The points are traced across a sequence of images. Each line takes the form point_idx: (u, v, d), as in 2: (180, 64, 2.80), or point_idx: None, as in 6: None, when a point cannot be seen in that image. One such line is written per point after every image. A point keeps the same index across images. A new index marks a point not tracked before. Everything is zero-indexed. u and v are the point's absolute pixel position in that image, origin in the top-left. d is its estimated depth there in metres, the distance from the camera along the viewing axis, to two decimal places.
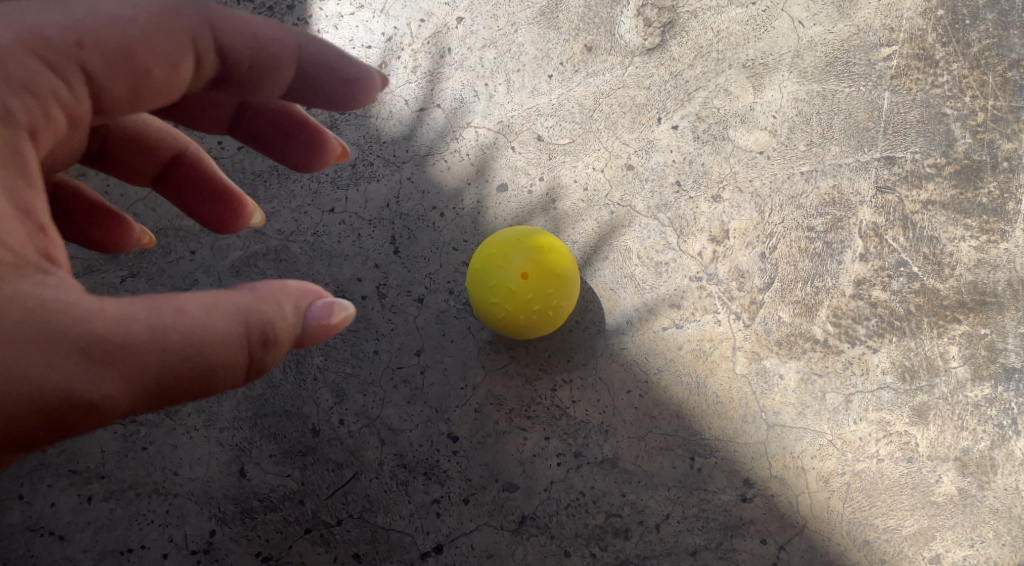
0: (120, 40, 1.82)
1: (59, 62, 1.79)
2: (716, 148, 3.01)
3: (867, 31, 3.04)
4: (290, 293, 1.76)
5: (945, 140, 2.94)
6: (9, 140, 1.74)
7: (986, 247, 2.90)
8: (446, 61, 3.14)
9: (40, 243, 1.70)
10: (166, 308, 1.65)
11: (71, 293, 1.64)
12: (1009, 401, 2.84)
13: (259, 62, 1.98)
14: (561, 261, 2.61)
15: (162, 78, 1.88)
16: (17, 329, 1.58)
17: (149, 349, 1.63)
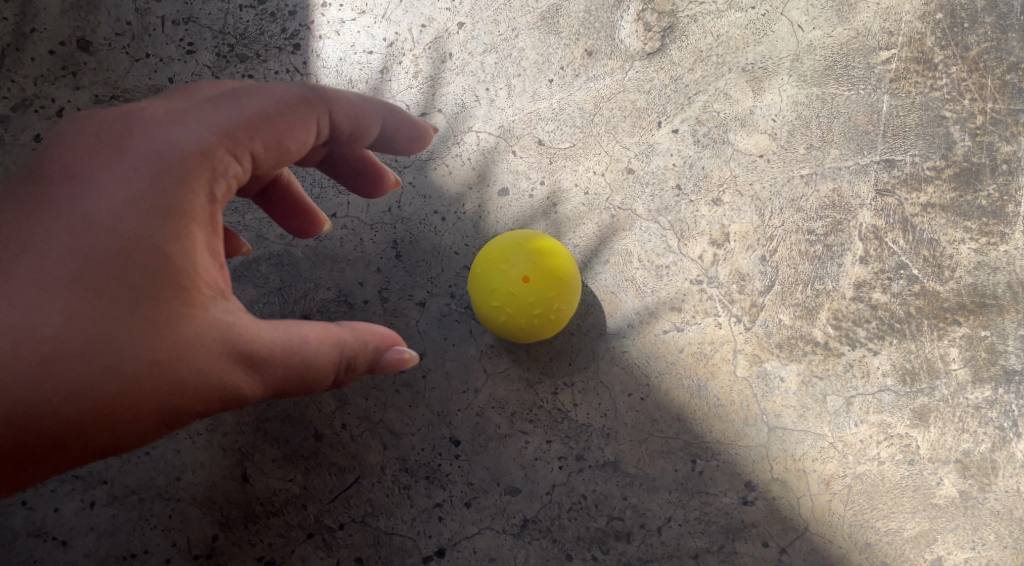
0: (266, 114, 2.13)
1: (239, 136, 2.11)
2: (715, 152, 3.01)
3: (866, 34, 3.01)
4: (382, 334, 2.22)
5: (945, 143, 2.95)
6: (204, 189, 2.06)
7: (986, 249, 2.91)
8: (446, 66, 3.11)
9: (211, 263, 2.07)
10: (292, 336, 2.09)
11: (226, 311, 2.06)
12: (1009, 403, 2.85)
13: (354, 133, 2.32)
14: (562, 264, 2.62)
15: (292, 144, 2.19)
16: (187, 337, 2.01)
17: (282, 367, 2.07)
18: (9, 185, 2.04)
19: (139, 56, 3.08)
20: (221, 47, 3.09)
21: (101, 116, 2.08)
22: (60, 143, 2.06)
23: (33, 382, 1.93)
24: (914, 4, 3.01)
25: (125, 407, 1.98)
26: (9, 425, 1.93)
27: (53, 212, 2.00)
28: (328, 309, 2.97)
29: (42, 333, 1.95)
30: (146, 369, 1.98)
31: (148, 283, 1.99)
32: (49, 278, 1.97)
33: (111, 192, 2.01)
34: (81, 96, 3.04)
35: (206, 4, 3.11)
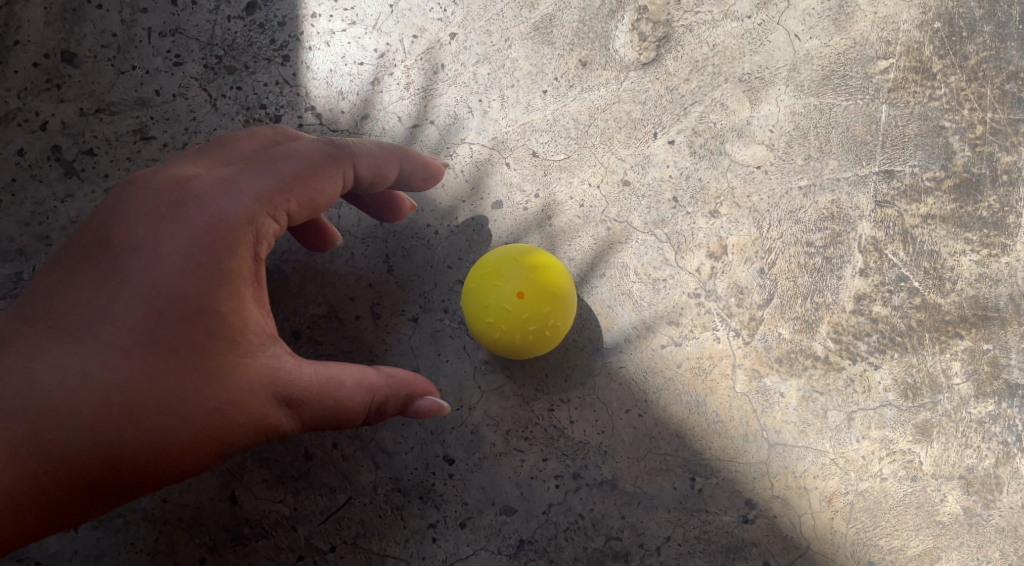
0: (299, 177, 2.38)
1: (278, 200, 2.35)
2: (712, 163, 2.94)
3: (864, 43, 2.95)
4: (418, 383, 2.46)
5: (944, 153, 2.90)
6: (251, 250, 2.28)
7: (987, 261, 2.87)
8: (438, 78, 3.03)
9: (257, 315, 2.27)
10: (328, 380, 2.30)
11: (271, 357, 2.27)
12: (1012, 418, 2.83)
13: (375, 181, 2.59)
14: (556, 280, 2.56)
15: (322, 201, 2.44)
16: (237, 383, 2.21)
17: (321, 408, 2.29)
18: (83, 251, 2.27)
19: (126, 68, 3.03)
20: (208, 58, 3.03)
21: (155, 187, 2.32)
22: (121, 213, 2.30)
23: (105, 427, 2.16)
24: (912, 13, 2.94)
25: (183, 447, 2.20)
26: (86, 466, 2.16)
27: (118, 276, 2.23)
28: (319, 326, 2.92)
29: (111, 384, 2.18)
30: (201, 414, 2.19)
31: (203, 336, 2.20)
32: (115, 335, 2.19)
33: (169, 257, 2.22)
34: (66, 109, 2.99)
35: (193, 15, 3.05)
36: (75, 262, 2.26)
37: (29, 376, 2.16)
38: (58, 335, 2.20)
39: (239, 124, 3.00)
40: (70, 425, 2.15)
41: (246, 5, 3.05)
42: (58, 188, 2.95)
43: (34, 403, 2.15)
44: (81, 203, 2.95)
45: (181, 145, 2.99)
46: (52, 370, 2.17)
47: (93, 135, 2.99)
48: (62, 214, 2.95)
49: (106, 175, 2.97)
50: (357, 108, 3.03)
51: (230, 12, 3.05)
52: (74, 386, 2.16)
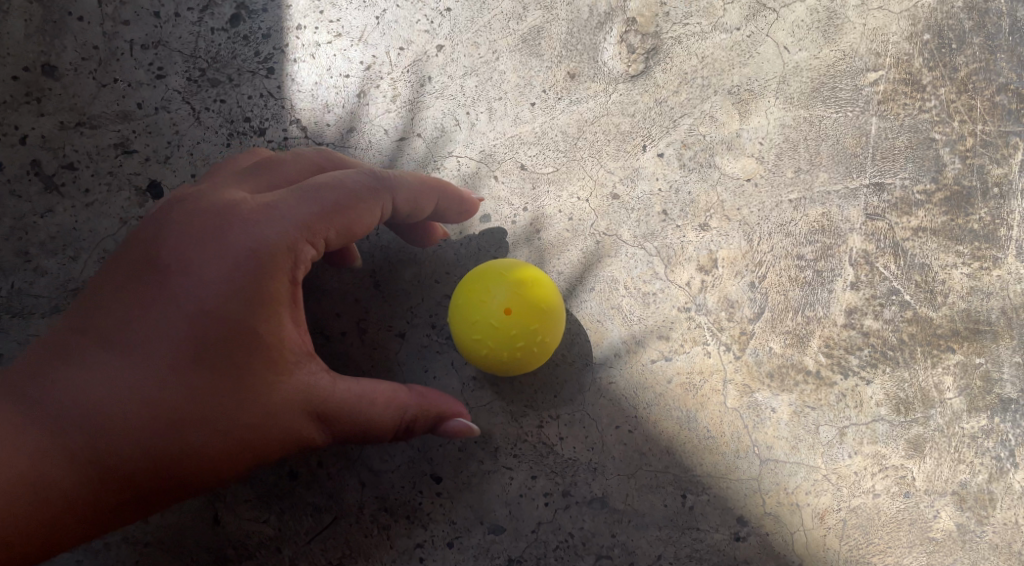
0: (342, 207, 2.38)
1: (320, 227, 2.35)
2: (702, 176, 2.91)
3: (853, 55, 2.91)
4: (449, 403, 2.49)
5: (935, 166, 2.87)
6: (289, 274, 2.30)
7: (979, 274, 2.85)
8: (425, 90, 3.00)
9: (294, 335, 2.29)
10: (362, 398, 2.35)
11: (308, 374, 2.30)
12: (1005, 433, 2.80)
13: (413, 213, 2.60)
14: (545, 295, 2.52)
15: (363, 230, 2.44)
16: (275, 402, 2.25)
17: (355, 424, 2.34)
18: (126, 267, 2.29)
19: (107, 81, 2.98)
20: (191, 71, 2.99)
21: (201, 206, 2.32)
22: (167, 229, 2.30)
23: (151, 441, 2.20)
24: (902, 24, 2.90)
25: (224, 461, 2.25)
26: (132, 477, 2.21)
27: (161, 295, 2.24)
28: None
29: (156, 400, 2.20)
30: (242, 430, 2.24)
31: (243, 357, 2.23)
32: (161, 354, 2.21)
33: (215, 279, 2.23)
34: (46, 123, 2.95)
35: (175, 27, 3.01)
36: (118, 278, 2.28)
37: (77, 390, 2.19)
38: (105, 348, 2.22)
39: (222, 137, 2.97)
40: (118, 439, 2.19)
41: (230, 17, 3.01)
42: (38, 204, 2.93)
43: (82, 416, 2.18)
44: (62, 218, 2.93)
45: (163, 159, 2.96)
46: (99, 385, 2.20)
47: (73, 149, 2.95)
48: (43, 229, 2.93)
49: (87, 190, 2.94)
50: (343, 121, 3.00)
51: (214, 24, 3.01)
52: (120, 401, 2.19)
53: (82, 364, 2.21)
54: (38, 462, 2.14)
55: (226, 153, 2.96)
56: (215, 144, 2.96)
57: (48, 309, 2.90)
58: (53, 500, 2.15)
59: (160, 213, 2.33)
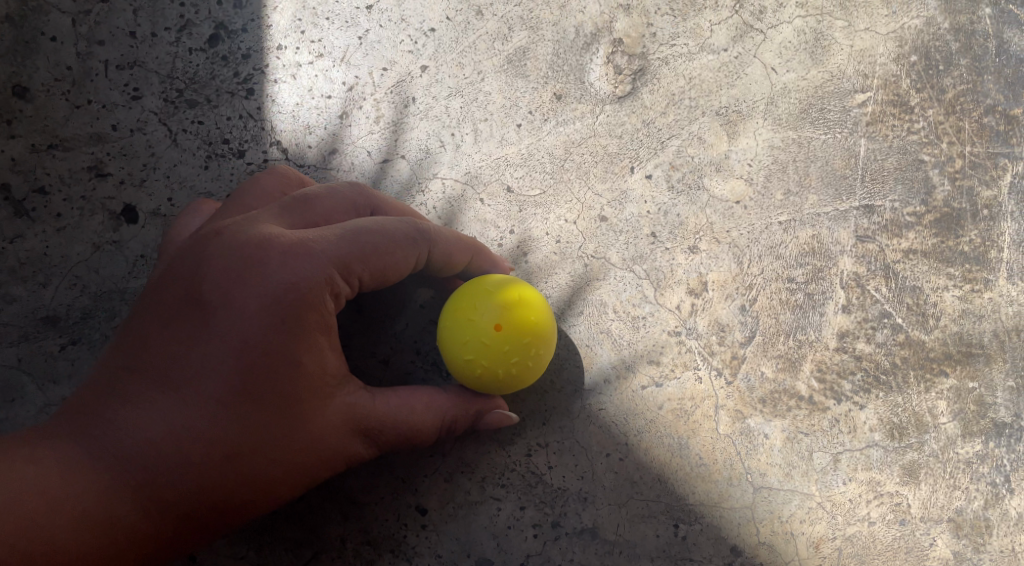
0: (378, 239, 2.33)
1: (355, 258, 2.30)
2: (690, 198, 2.84)
3: (841, 76, 2.86)
4: (489, 401, 2.54)
5: (925, 188, 2.84)
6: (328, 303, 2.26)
7: (970, 297, 2.82)
8: (409, 111, 2.93)
9: (333, 361, 2.27)
10: (402, 409, 2.37)
11: (349, 394, 2.30)
12: (1000, 458, 2.76)
13: (447, 266, 2.51)
14: (533, 307, 2.44)
15: (399, 269, 2.38)
16: (320, 426, 2.25)
17: (398, 435, 2.37)
18: (165, 302, 2.25)
19: (81, 102, 2.90)
20: (168, 92, 2.92)
21: (235, 238, 2.26)
22: (203, 264, 2.25)
23: (204, 474, 2.20)
24: (889, 46, 2.87)
25: (278, 487, 2.25)
26: (186, 510, 2.21)
27: (202, 331, 2.20)
28: None
29: (203, 435, 2.19)
30: (292, 457, 2.24)
31: (285, 388, 2.20)
32: (207, 388, 2.19)
33: (255, 315, 2.19)
34: (17, 145, 2.86)
35: (152, 47, 2.93)
36: (157, 314, 2.25)
37: (128, 427, 2.20)
38: (152, 384, 2.21)
39: (200, 159, 2.89)
40: (172, 474, 2.19)
41: (209, 37, 2.94)
42: (7, 228, 2.84)
43: (136, 453, 2.19)
44: (32, 243, 2.84)
45: (139, 182, 2.87)
46: (149, 421, 2.19)
47: (45, 172, 2.86)
48: (12, 255, 2.83)
49: (58, 214, 2.85)
50: (324, 142, 2.93)
51: (191, 44, 2.94)
52: (169, 437, 2.19)
53: (131, 401, 2.21)
54: (99, 502, 2.15)
55: (204, 176, 2.88)
56: (192, 166, 2.88)
57: (17, 337, 2.80)
58: (114, 539, 2.16)
59: (196, 246, 2.29)
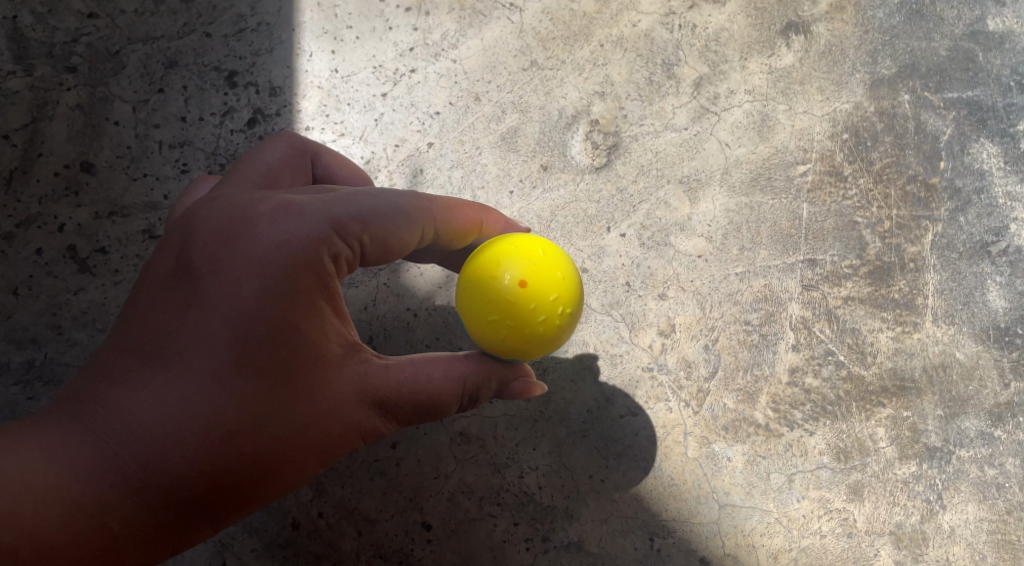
0: (374, 212, 2.52)
1: (348, 229, 2.48)
2: (659, 253, 3.29)
3: (784, 151, 3.35)
4: (516, 367, 2.66)
5: (859, 244, 3.31)
6: (323, 272, 2.45)
7: (902, 337, 3.26)
8: (418, 181, 3.39)
9: (334, 333, 2.47)
10: (415, 379, 2.50)
11: (353, 366, 2.48)
12: (933, 478, 3.16)
13: (459, 234, 2.72)
14: (557, 263, 2.49)
15: (398, 238, 2.57)
16: (327, 397, 2.44)
17: (413, 406, 2.50)
18: (158, 285, 2.42)
19: (138, 176, 3.38)
20: (212, 166, 3.39)
21: (223, 214, 2.42)
22: (194, 245, 2.41)
23: (203, 455, 2.37)
24: (824, 126, 3.37)
25: (283, 462, 2.43)
26: (191, 491, 2.37)
27: (196, 308, 2.38)
28: None
29: (202, 411, 2.37)
30: (296, 432, 2.42)
31: (284, 359, 2.40)
32: (203, 365, 2.37)
33: (248, 289, 2.38)
34: (82, 213, 3.34)
35: (200, 129, 3.41)
36: (152, 297, 2.41)
37: (126, 410, 2.37)
38: (150, 363, 2.38)
39: None
40: (170, 456, 2.35)
41: (248, 119, 3.42)
42: (71, 283, 3.29)
43: (135, 435, 2.36)
44: (93, 295, 3.28)
45: None
46: (145, 399, 2.37)
47: (105, 235, 3.33)
48: (75, 305, 3.27)
49: (116, 270, 3.30)
50: None
51: (233, 126, 3.42)
52: (169, 415, 2.36)
53: (128, 384, 2.38)
54: (98, 493, 2.34)
55: None
56: None
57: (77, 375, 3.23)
58: (116, 525, 2.35)
59: (186, 226, 2.44)
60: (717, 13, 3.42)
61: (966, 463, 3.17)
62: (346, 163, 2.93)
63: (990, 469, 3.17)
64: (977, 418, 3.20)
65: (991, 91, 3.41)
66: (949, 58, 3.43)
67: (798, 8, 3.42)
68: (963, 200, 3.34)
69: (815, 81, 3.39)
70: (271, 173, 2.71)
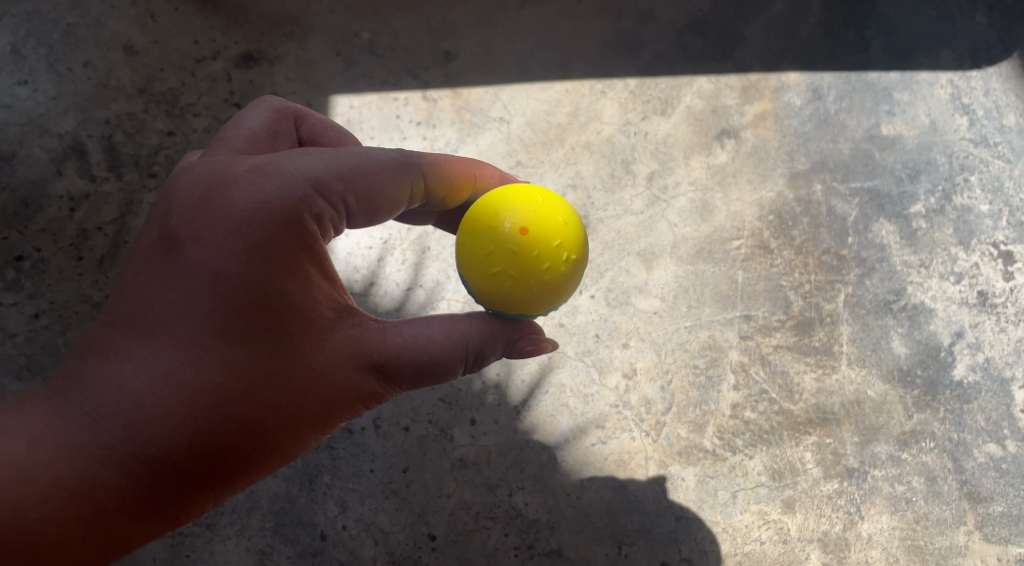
0: (360, 176, 2.83)
1: (330, 191, 2.79)
2: (622, 310, 4.03)
3: (721, 229, 4.14)
4: (522, 327, 2.92)
5: (785, 302, 4.06)
6: (304, 235, 2.74)
7: (823, 377, 3.98)
8: (426, 255, 4.17)
9: (318, 296, 2.78)
10: (403, 340, 2.80)
11: (339, 331, 2.79)
12: (852, 493, 3.84)
13: (451, 190, 3.06)
14: (557, 210, 2.76)
15: (383, 198, 2.89)
16: (314, 360, 2.75)
17: (414, 365, 2.79)
18: (145, 261, 2.73)
19: None
20: None
21: (202, 188, 2.71)
22: (175, 221, 2.71)
23: (194, 421, 2.68)
24: (753, 209, 4.17)
25: (271, 426, 2.74)
26: (182, 457, 2.69)
27: (179, 281, 2.68)
28: (334, 436, 3.89)
29: (188, 377, 2.68)
30: (284, 394, 2.74)
31: (267, 324, 2.71)
32: (189, 334, 2.68)
33: (229, 258, 2.68)
34: None
35: None
36: (139, 274, 2.72)
37: (114, 381, 2.68)
38: (139, 336, 2.69)
39: None
40: (161, 427, 2.67)
41: None
42: None
43: (124, 404, 2.67)
44: None
45: None
46: (134, 370, 2.68)
47: None
48: None
49: None
50: (367, 277, 4.13)
51: None
52: (157, 382, 2.67)
53: (118, 357, 2.69)
54: (89, 473, 2.64)
55: None
56: None
57: None
58: (109, 493, 2.66)
59: (168, 203, 2.73)
60: (664, 123, 4.27)
61: (879, 481, 3.86)
62: (331, 124, 3.22)
63: (899, 485, 3.85)
64: (886, 443, 3.90)
65: (887, 182, 4.24)
66: (851, 157, 4.27)
67: (729, 118, 4.28)
68: (868, 267, 4.13)
69: (745, 174, 4.21)
70: (255, 136, 3.02)
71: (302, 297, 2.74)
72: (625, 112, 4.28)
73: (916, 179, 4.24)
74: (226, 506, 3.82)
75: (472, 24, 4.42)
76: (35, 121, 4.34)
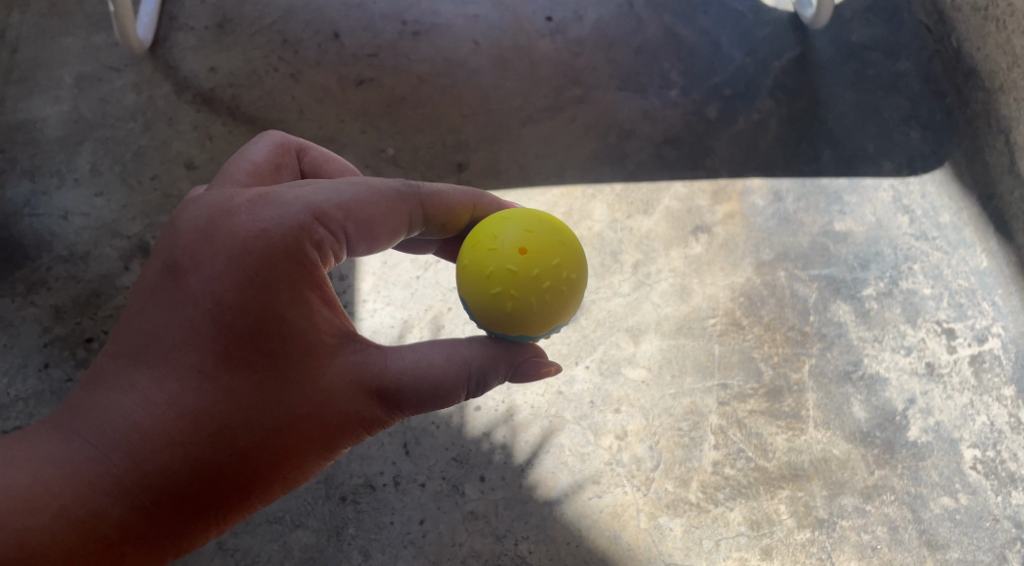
0: (356, 210, 3.34)
1: (329, 223, 3.29)
2: (613, 379, 4.60)
3: (699, 309, 4.77)
4: (523, 353, 3.40)
5: (756, 372, 4.63)
6: (300, 265, 3.21)
7: (793, 437, 4.51)
8: (441, 333, 4.77)
9: (316, 323, 3.24)
10: (396, 366, 3.28)
11: (332, 357, 3.25)
12: (823, 541, 4.34)
13: (450, 217, 3.58)
14: (553, 234, 3.37)
15: (383, 223, 3.42)
16: (309, 385, 3.20)
17: (411, 386, 3.26)
18: (152, 299, 3.18)
19: None
20: None
21: (204, 229, 3.18)
22: (181, 262, 3.17)
23: (196, 446, 3.12)
24: (726, 291, 4.81)
25: (267, 449, 3.18)
26: (185, 481, 3.12)
27: (183, 315, 3.14)
28: (359, 491, 4.37)
29: (191, 402, 3.12)
30: (280, 417, 3.17)
31: (264, 352, 3.16)
32: (192, 363, 3.13)
33: (230, 291, 3.13)
34: None
35: None
36: (147, 312, 3.18)
37: (124, 410, 3.11)
38: (146, 365, 3.14)
39: None
40: (165, 451, 3.10)
41: None
42: None
43: (131, 430, 3.10)
44: None
45: None
46: (140, 398, 3.12)
47: None
48: None
49: None
50: None
51: None
52: (161, 409, 3.11)
53: (127, 386, 3.13)
54: (95, 498, 3.05)
55: None
56: None
57: None
58: (114, 517, 3.06)
59: (173, 244, 3.21)
60: (647, 220, 4.97)
61: (847, 530, 4.36)
62: (332, 158, 3.86)
63: (865, 534, 4.36)
64: (851, 496, 4.41)
65: (841, 269, 4.89)
66: (810, 248, 4.94)
67: (702, 216, 4.99)
68: (828, 342, 4.72)
69: (718, 263, 4.88)
70: (256, 170, 3.60)
71: (299, 323, 3.20)
72: (613, 211, 4.99)
73: (867, 267, 4.89)
74: (261, 556, 4.28)
75: (481, 141, 5.21)
76: (108, 225, 5.06)
